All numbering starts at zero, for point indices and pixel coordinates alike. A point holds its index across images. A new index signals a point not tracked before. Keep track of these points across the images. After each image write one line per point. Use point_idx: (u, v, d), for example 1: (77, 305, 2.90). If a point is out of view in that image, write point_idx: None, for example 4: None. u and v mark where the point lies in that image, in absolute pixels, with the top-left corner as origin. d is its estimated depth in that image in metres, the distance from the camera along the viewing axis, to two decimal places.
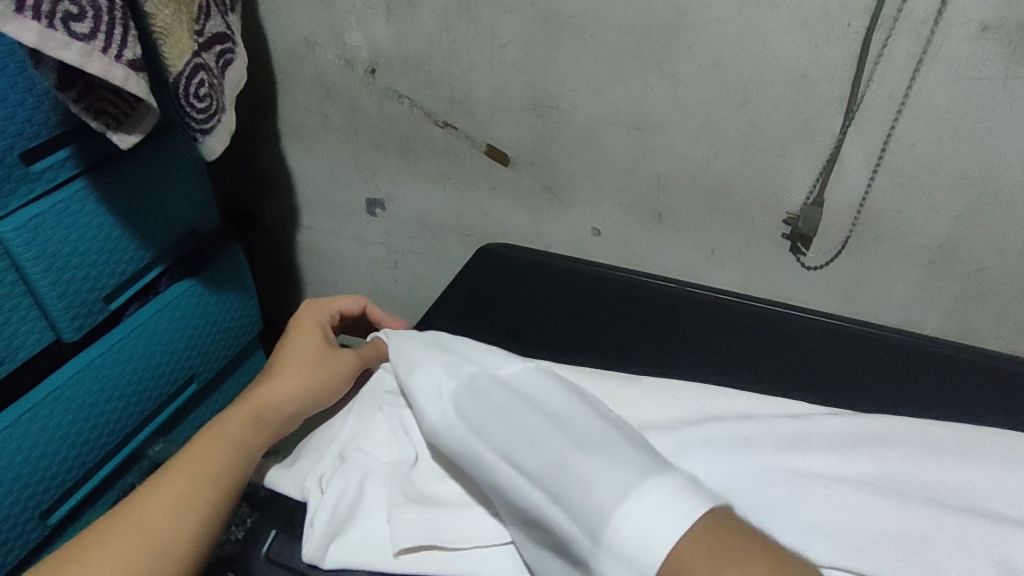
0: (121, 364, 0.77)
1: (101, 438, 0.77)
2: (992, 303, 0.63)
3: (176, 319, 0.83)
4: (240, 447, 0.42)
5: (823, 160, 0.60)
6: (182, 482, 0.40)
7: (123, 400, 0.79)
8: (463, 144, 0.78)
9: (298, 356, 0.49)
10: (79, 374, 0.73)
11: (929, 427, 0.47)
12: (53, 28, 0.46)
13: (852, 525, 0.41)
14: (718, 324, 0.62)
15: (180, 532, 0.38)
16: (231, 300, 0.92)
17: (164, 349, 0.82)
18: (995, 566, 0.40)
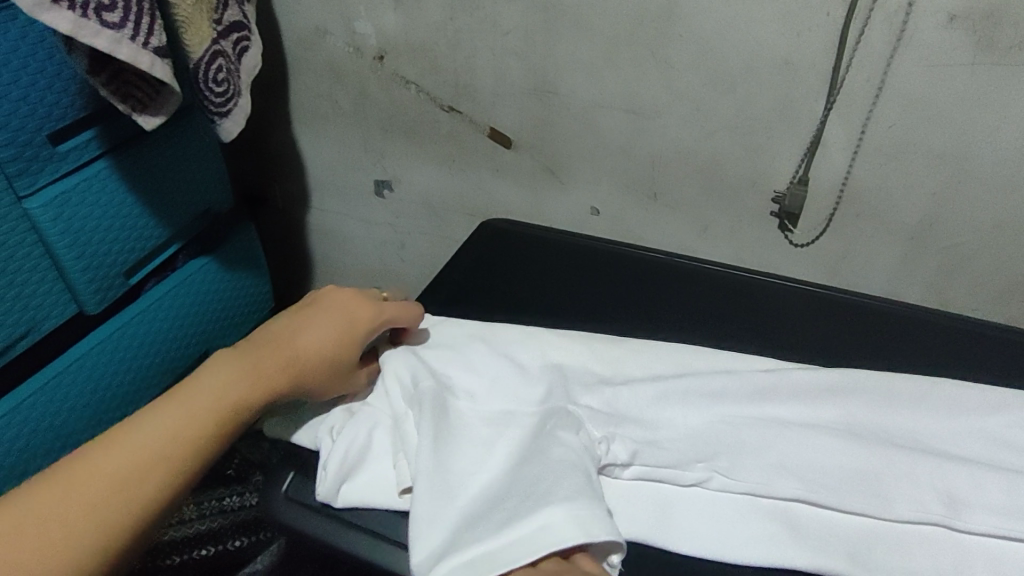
0: (140, 336, 0.81)
1: (122, 405, 0.81)
2: (964, 274, 0.70)
3: (192, 294, 0.87)
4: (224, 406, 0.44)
5: (806, 143, 0.67)
6: (211, 399, 0.43)
7: (141, 371, 0.82)
8: (468, 127, 0.83)
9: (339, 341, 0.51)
10: (101, 344, 0.77)
11: (890, 380, 0.53)
12: (87, 17, 0.50)
13: (812, 462, 0.49)
14: (707, 291, 0.68)
15: (138, 479, 0.39)
16: (243, 277, 0.95)
17: (181, 322, 0.86)
18: (942, 498, 0.46)
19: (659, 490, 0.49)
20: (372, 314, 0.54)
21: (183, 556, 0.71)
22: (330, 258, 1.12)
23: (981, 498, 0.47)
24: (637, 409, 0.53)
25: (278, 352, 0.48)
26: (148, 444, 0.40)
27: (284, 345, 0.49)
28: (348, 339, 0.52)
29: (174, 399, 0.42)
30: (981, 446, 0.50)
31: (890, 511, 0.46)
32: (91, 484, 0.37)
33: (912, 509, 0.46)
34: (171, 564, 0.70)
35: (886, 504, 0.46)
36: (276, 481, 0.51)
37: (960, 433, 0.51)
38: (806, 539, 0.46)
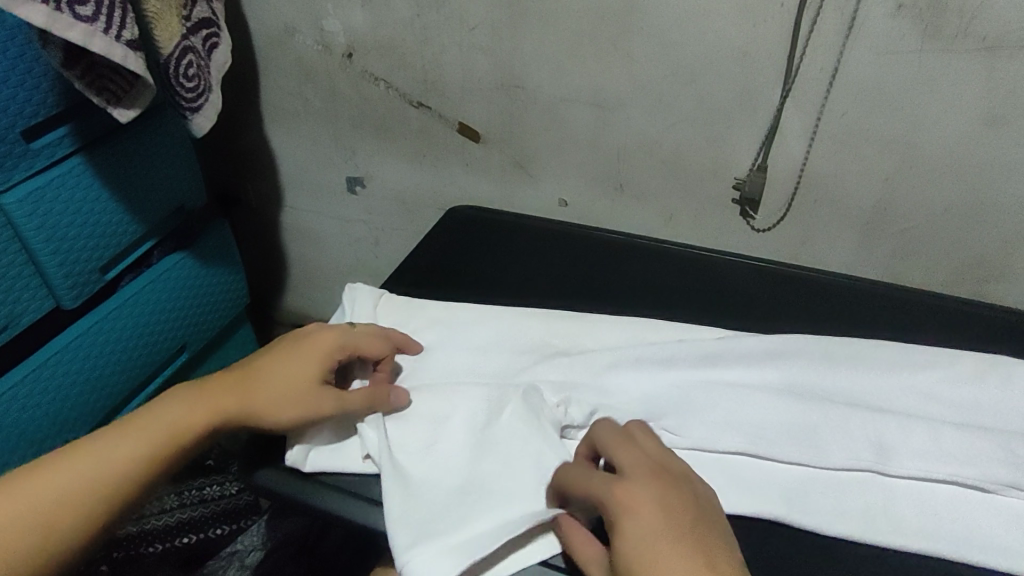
0: (118, 331, 0.82)
1: (100, 400, 0.82)
2: (920, 257, 0.73)
3: (168, 290, 0.88)
4: (167, 428, 0.47)
5: (764, 131, 0.69)
6: (160, 428, 0.47)
7: (120, 366, 0.83)
8: (438, 123, 0.85)
9: (284, 372, 0.50)
10: (78, 339, 0.78)
11: (826, 343, 0.57)
12: (59, 10, 0.51)
13: (754, 419, 0.52)
14: (662, 269, 0.70)
15: (81, 485, 0.43)
16: (219, 273, 0.96)
17: (158, 317, 0.87)
18: (872, 446, 0.50)
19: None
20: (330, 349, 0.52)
21: (165, 544, 0.69)
22: (307, 256, 1.13)
23: (907, 444, 0.50)
24: (591, 376, 0.55)
25: (235, 384, 0.50)
26: (96, 460, 0.44)
27: (245, 378, 0.51)
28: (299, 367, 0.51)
29: (129, 422, 0.47)
30: (911, 400, 0.54)
31: (825, 459, 0.50)
32: (43, 486, 0.43)
33: (844, 456, 0.50)
34: (154, 552, 0.68)
35: (820, 453, 0.50)
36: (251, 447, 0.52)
37: (891, 390, 0.55)
38: (747, 488, 0.49)
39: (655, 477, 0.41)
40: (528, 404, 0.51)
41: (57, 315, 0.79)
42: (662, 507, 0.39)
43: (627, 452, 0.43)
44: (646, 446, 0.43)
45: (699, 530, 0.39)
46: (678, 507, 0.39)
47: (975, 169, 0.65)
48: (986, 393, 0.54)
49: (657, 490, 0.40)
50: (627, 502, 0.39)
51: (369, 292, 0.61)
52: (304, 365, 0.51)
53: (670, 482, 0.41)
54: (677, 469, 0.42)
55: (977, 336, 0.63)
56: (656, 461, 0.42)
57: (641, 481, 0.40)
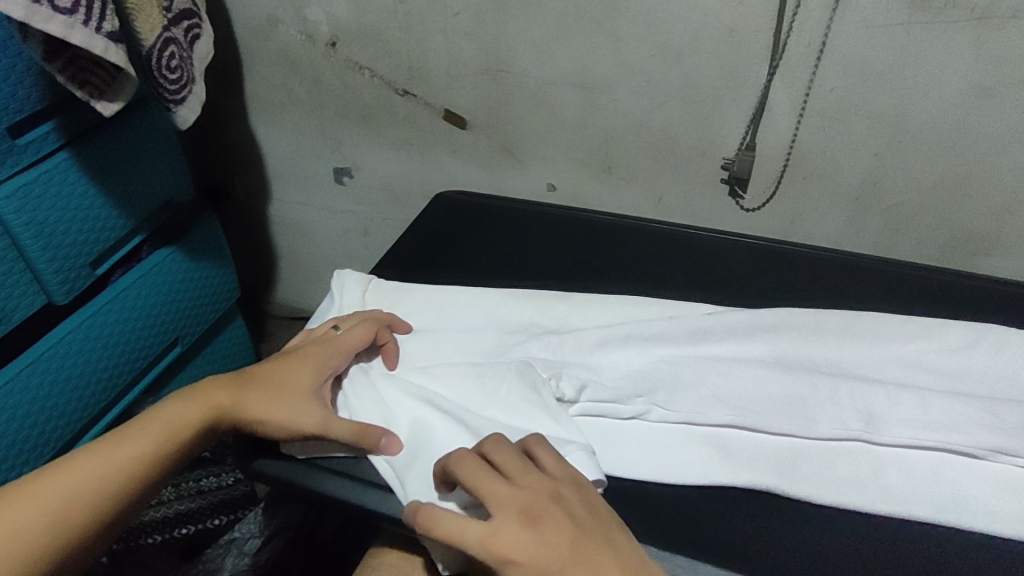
0: (110, 326, 0.82)
1: (95, 396, 0.82)
2: (907, 232, 0.73)
3: (159, 284, 0.87)
4: (173, 429, 0.45)
5: (752, 109, 0.69)
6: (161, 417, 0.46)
7: (113, 360, 0.83)
8: (425, 110, 0.85)
9: (285, 374, 0.50)
10: (72, 335, 0.77)
11: (817, 317, 0.57)
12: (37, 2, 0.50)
13: (744, 392, 0.53)
14: (650, 247, 0.71)
15: (89, 487, 0.41)
16: (210, 268, 0.96)
17: (149, 312, 0.87)
18: (861, 416, 0.51)
19: (603, 424, 0.51)
20: (326, 352, 0.52)
21: (163, 535, 0.69)
22: (298, 248, 1.13)
23: (897, 412, 0.51)
24: (583, 356, 0.55)
25: (237, 379, 0.50)
26: (104, 462, 0.42)
27: (246, 376, 0.50)
28: (299, 369, 0.50)
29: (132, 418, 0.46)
30: (899, 370, 0.55)
31: (814, 430, 0.50)
32: (53, 488, 0.41)
33: (833, 427, 0.50)
34: (152, 543, 0.68)
35: (810, 424, 0.50)
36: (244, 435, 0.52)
37: (880, 361, 0.55)
38: (738, 461, 0.49)
39: (524, 511, 0.38)
40: (521, 379, 0.52)
41: (48, 311, 0.79)
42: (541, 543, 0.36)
43: (488, 484, 0.39)
44: (504, 465, 0.40)
45: (585, 551, 0.37)
46: (552, 538, 0.37)
47: (963, 142, 0.65)
48: (974, 362, 0.55)
49: (528, 530, 0.37)
50: (510, 560, 0.36)
51: (357, 278, 0.61)
52: (305, 369, 0.50)
53: (547, 507, 0.38)
54: (546, 480, 0.40)
55: (966, 306, 0.63)
56: (527, 484, 0.39)
57: (514, 524, 0.37)
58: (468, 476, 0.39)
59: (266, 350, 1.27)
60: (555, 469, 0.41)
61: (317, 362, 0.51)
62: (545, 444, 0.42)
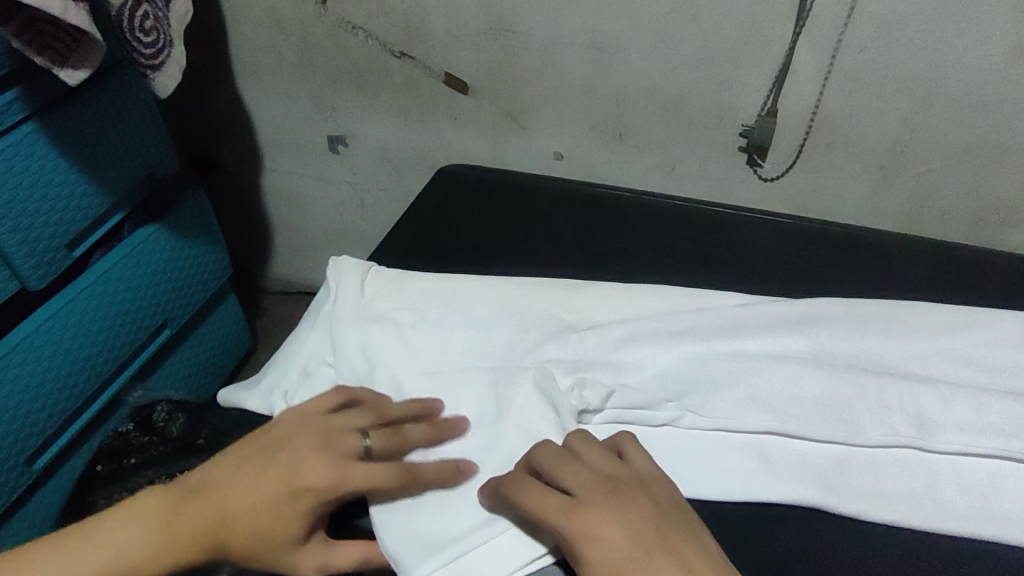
0: (92, 311, 0.76)
1: (80, 385, 0.77)
2: (937, 203, 0.67)
3: (143, 265, 0.82)
4: (130, 567, 0.37)
5: (774, 72, 0.63)
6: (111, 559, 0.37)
7: (95, 348, 0.78)
8: (422, 74, 0.78)
9: (273, 514, 0.38)
10: (50, 321, 0.72)
11: (860, 307, 0.52)
12: None
13: (782, 393, 0.47)
14: (677, 228, 0.66)
15: None
16: (197, 245, 0.90)
17: (133, 295, 0.81)
18: (913, 420, 0.46)
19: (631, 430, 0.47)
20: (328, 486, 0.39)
21: None
22: (290, 221, 1.07)
23: (950, 416, 0.46)
24: (602, 354, 0.50)
25: (211, 507, 0.38)
26: None
27: (224, 504, 0.39)
28: (294, 509, 0.38)
29: (81, 534, 0.38)
30: (946, 365, 0.50)
31: (861, 436, 0.45)
32: None
33: (882, 432, 0.45)
34: None
35: (857, 430, 0.45)
36: None
37: (927, 356, 0.50)
38: (780, 470, 0.45)
39: (609, 492, 0.37)
40: (539, 388, 0.47)
41: (25, 296, 0.73)
42: (625, 522, 0.36)
43: (570, 470, 0.38)
44: (586, 453, 0.40)
45: (672, 539, 0.36)
46: (639, 519, 0.36)
47: (1005, 107, 0.59)
48: None
49: (616, 507, 0.36)
50: (595, 538, 0.35)
51: (357, 265, 0.56)
52: (298, 512, 0.38)
53: (633, 496, 0.37)
54: (627, 473, 0.39)
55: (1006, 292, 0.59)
56: (615, 471, 0.39)
57: (606, 503, 0.37)
58: (551, 464, 0.39)
59: (261, 325, 1.22)
60: (644, 471, 0.40)
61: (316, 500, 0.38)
62: (638, 445, 0.41)
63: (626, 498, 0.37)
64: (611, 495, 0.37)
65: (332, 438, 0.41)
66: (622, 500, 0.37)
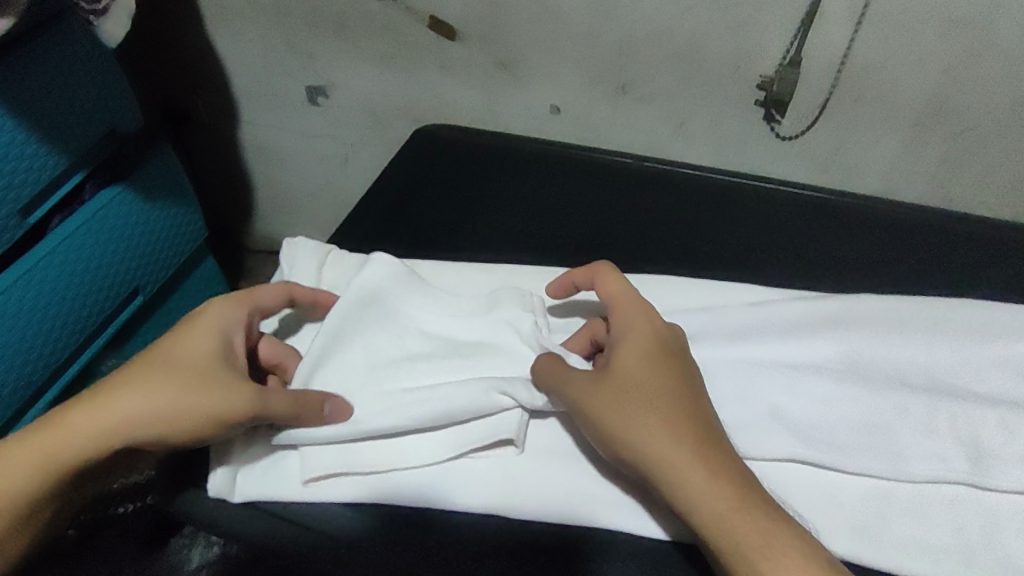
0: (55, 281, 0.63)
1: (45, 365, 0.65)
2: (978, 164, 0.59)
3: (108, 230, 0.67)
4: (52, 460, 0.37)
5: (800, 14, 0.52)
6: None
7: (63, 320, 0.65)
8: (404, 16, 0.66)
9: (178, 369, 0.39)
10: (6, 297, 0.59)
11: (898, 304, 0.44)
12: None
13: (812, 415, 0.41)
14: (690, 205, 0.59)
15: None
16: (169, 205, 0.74)
17: (103, 261, 0.68)
18: (965, 449, 0.39)
19: None
20: (234, 359, 0.41)
21: None
22: (267, 177, 0.95)
23: (1012, 446, 0.39)
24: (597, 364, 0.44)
25: (74, 440, 0.38)
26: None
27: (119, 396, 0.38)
28: (194, 383, 0.38)
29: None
30: (1005, 378, 0.42)
31: (905, 471, 0.39)
32: None
33: (929, 466, 0.39)
34: None
35: (900, 461, 0.39)
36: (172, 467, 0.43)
37: (976, 363, 0.43)
38: (801, 507, 0.39)
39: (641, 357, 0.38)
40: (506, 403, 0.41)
41: None
42: (666, 363, 0.38)
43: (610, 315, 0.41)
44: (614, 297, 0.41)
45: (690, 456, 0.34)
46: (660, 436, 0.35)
47: None
48: None
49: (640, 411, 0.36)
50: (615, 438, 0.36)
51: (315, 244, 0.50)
52: (204, 369, 0.39)
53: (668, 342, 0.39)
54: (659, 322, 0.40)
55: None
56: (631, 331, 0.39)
57: (646, 335, 0.39)
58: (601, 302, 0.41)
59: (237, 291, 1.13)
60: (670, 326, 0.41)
61: (221, 355, 0.40)
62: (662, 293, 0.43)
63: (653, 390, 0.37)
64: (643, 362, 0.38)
65: (222, 321, 0.42)
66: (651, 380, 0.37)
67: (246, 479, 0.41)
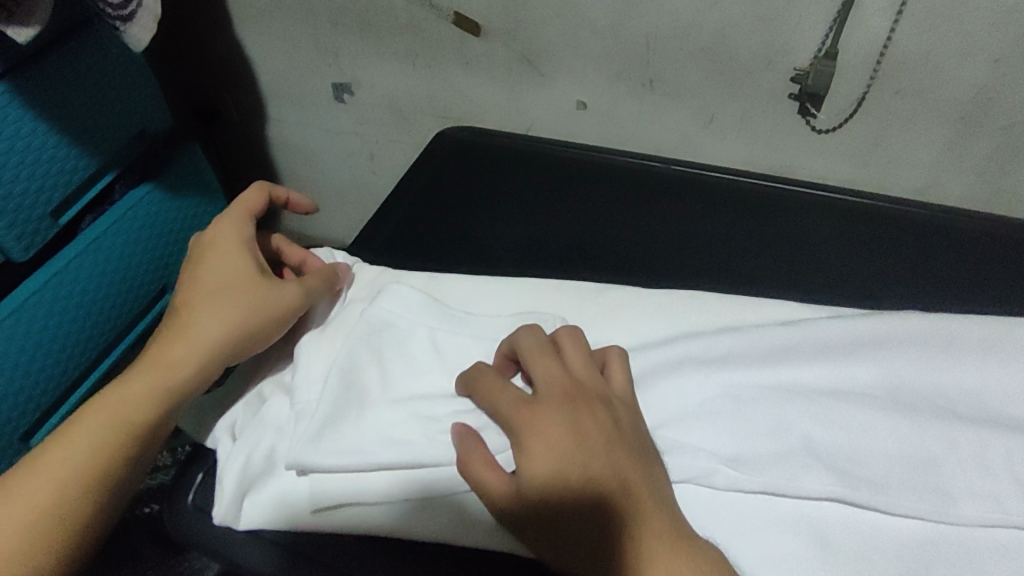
0: (82, 283, 0.61)
1: (70, 368, 0.63)
2: None
3: (138, 231, 0.65)
4: (138, 409, 0.38)
5: (835, 5, 0.49)
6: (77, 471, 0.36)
7: (89, 324, 0.63)
8: (429, 14, 0.63)
9: (220, 279, 0.43)
10: (36, 298, 0.57)
11: (945, 324, 0.40)
12: None
13: (850, 446, 0.37)
14: (714, 208, 0.56)
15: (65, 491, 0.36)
16: (198, 206, 0.72)
17: (131, 262, 0.66)
18: (1023, 486, 0.35)
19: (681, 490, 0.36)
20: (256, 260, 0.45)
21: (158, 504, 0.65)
22: (295, 177, 0.90)
23: None
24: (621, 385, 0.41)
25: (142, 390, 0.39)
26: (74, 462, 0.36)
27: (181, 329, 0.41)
28: (243, 290, 0.42)
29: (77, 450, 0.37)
30: None
31: (956, 513, 0.35)
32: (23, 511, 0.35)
33: (982, 510, 0.35)
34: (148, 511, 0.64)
35: (948, 501, 0.35)
36: (177, 492, 0.42)
37: None
38: (852, 557, 0.34)
39: (567, 400, 0.37)
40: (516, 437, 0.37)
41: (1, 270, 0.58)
42: (572, 431, 0.35)
43: (548, 366, 0.38)
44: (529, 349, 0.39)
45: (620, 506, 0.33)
46: (590, 491, 0.34)
47: None
48: None
49: (564, 462, 0.34)
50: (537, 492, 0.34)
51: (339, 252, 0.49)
52: (240, 269, 0.43)
53: (574, 405, 0.36)
54: (564, 378, 0.38)
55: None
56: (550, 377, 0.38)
57: (545, 403, 0.37)
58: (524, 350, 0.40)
59: None
60: (584, 371, 0.38)
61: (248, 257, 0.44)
62: (578, 336, 0.40)
63: (583, 442, 0.35)
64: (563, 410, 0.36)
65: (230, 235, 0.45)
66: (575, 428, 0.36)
67: (251, 505, 0.39)
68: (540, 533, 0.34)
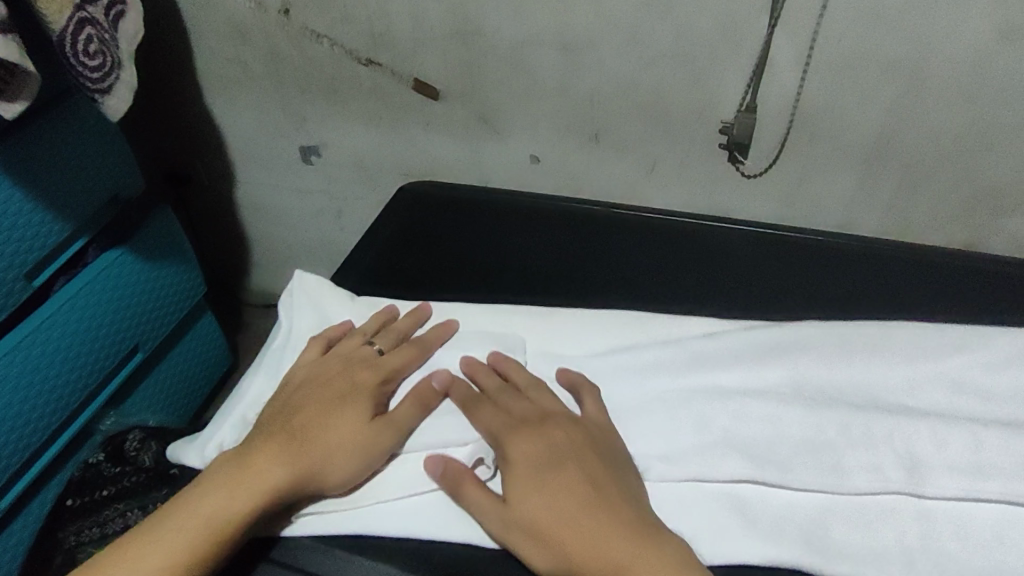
0: (58, 341, 0.64)
1: (49, 419, 0.65)
2: (928, 191, 0.62)
3: (110, 291, 0.69)
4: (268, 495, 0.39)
5: (751, 63, 0.57)
6: (186, 537, 0.37)
7: (66, 378, 0.66)
8: (393, 81, 0.70)
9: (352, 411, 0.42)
10: (10, 356, 0.60)
11: (840, 330, 0.47)
12: None
13: (758, 437, 0.42)
14: (652, 244, 0.63)
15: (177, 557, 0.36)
16: (168, 262, 0.76)
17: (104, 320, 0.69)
18: (902, 459, 0.41)
19: None
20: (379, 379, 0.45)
21: None
22: (263, 233, 0.95)
23: (943, 455, 0.41)
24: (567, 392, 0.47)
25: (269, 473, 0.39)
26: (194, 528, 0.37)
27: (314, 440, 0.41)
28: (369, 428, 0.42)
29: (186, 520, 0.37)
30: (939, 394, 0.45)
31: (848, 484, 0.40)
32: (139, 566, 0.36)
33: (869, 479, 0.40)
34: None
35: (841, 475, 0.41)
36: None
37: (917, 382, 0.45)
38: (762, 530, 0.39)
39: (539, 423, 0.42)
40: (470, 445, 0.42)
41: None
42: (545, 439, 0.40)
43: (515, 398, 0.44)
44: (491, 385, 0.45)
45: (603, 499, 0.38)
46: (574, 492, 0.38)
47: (987, 93, 0.55)
48: None
49: (550, 470, 0.39)
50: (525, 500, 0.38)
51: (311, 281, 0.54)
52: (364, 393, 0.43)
53: (546, 422, 0.42)
54: (530, 407, 0.43)
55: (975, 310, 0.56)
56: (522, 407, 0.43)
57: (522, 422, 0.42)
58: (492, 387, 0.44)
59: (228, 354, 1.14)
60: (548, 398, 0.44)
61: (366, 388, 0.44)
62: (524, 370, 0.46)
63: (562, 453, 0.40)
64: (538, 430, 0.41)
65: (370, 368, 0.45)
66: (554, 443, 0.40)
67: None
68: (535, 539, 0.37)
